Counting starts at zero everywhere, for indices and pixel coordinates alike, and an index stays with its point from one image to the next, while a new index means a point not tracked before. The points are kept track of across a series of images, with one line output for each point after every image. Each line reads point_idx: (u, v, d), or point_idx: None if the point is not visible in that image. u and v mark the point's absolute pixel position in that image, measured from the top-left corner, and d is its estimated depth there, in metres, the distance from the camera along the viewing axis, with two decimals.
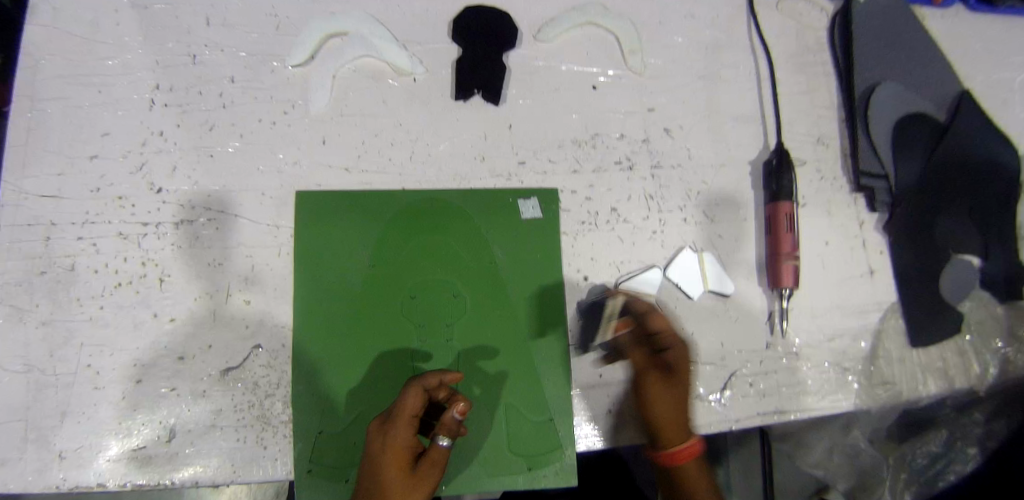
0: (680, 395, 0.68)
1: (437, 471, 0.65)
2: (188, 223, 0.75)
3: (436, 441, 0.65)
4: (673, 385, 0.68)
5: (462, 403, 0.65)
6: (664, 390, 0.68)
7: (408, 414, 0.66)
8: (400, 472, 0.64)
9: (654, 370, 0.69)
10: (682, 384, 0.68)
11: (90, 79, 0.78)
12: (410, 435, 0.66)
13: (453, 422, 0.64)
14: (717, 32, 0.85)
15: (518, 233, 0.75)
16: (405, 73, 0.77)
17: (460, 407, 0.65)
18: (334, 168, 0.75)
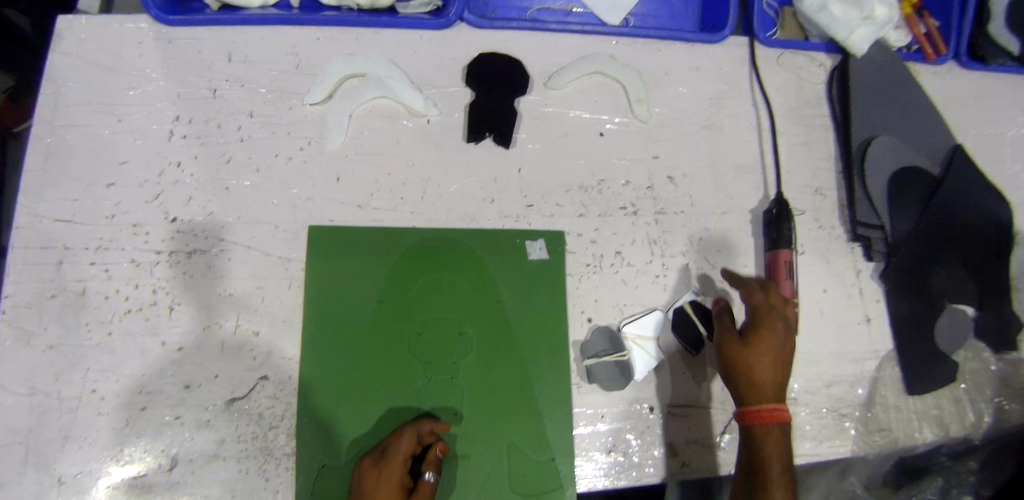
0: (757, 358, 0.68)
1: None
2: (200, 252, 0.76)
3: (424, 477, 0.68)
4: (749, 348, 0.69)
5: (443, 441, 0.70)
6: (740, 353, 0.69)
7: (401, 453, 0.68)
8: None
9: (733, 336, 0.71)
10: (761, 347, 0.69)
11: (111, 109, 0.80)
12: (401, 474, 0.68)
13: (437, 458, 0.69)
14: (720, 83, 0.89)
15: (525, 274, 0.77)
16: (420, 115, 0.80)
17: (442, 445, 0.70)
18: (347, 204, 0.77)
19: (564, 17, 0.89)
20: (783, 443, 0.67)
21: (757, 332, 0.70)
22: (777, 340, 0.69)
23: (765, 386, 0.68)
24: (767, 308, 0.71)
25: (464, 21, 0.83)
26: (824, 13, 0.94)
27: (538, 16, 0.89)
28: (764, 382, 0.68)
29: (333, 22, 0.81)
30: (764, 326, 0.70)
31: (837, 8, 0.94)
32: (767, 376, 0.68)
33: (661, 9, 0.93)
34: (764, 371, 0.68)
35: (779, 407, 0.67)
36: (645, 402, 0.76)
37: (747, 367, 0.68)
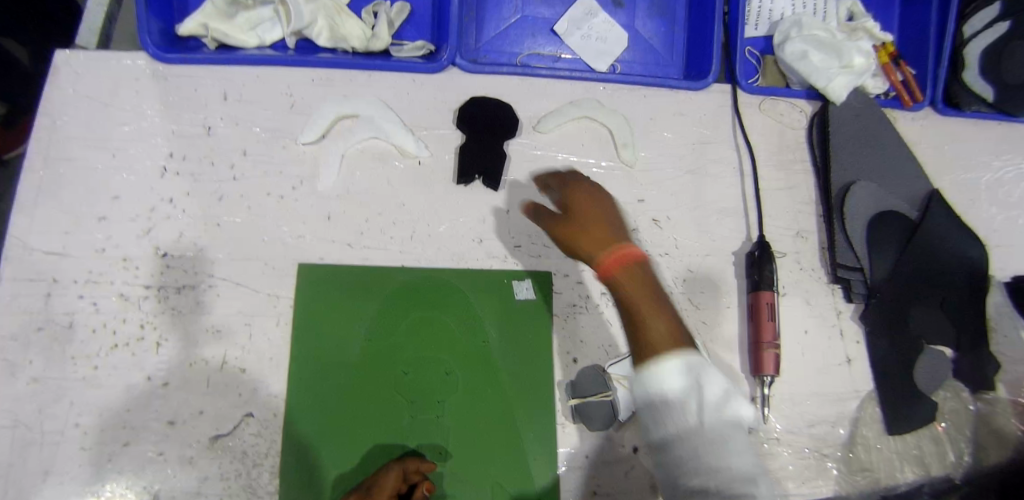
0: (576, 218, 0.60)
1: None
2: (189, 288, 0.77)
3: None
4: (566, 221, 0.61)
5: (430, 482, 0.71)
6: (562, 228, 0.61)
7: (386, 493, 0.68)
8: None
9: (551, 221, 0.62)
10: (576, 211, 0.61)
11: (105, 144, 0.81)
12: None
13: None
14: (704, 129, 0.92)
15: (511, 313, 0.78)
16: (411, 156, 0.81)
17: (429, 485, 0.70)
18: (337, 242, 0.78)
19: (553, 63, 0.93)
20: (649, 287, 0.56)
21: (567, 199, 0.62)
22: (589, 195, 0.61)
23: (603, 242, 0.58)
24: (565, 176, 0.64)
25: (456, 66, 0.86)
26: (803, 62, 0.97)
27: (527, 61, 0.93)
28: (595, 240, 0.58)
29: (328, 64, 0.83)
30: (572, 190, 0.62)
31: (816, 57, 0.97)
32: (597, 230, 0.59)
33: (647, 56, 0.96)
34: (593, 228, 0.59)
35: (622, 249, 0.57)
36: (629, 442, 0.77)
37: (572, 232, 0.60)
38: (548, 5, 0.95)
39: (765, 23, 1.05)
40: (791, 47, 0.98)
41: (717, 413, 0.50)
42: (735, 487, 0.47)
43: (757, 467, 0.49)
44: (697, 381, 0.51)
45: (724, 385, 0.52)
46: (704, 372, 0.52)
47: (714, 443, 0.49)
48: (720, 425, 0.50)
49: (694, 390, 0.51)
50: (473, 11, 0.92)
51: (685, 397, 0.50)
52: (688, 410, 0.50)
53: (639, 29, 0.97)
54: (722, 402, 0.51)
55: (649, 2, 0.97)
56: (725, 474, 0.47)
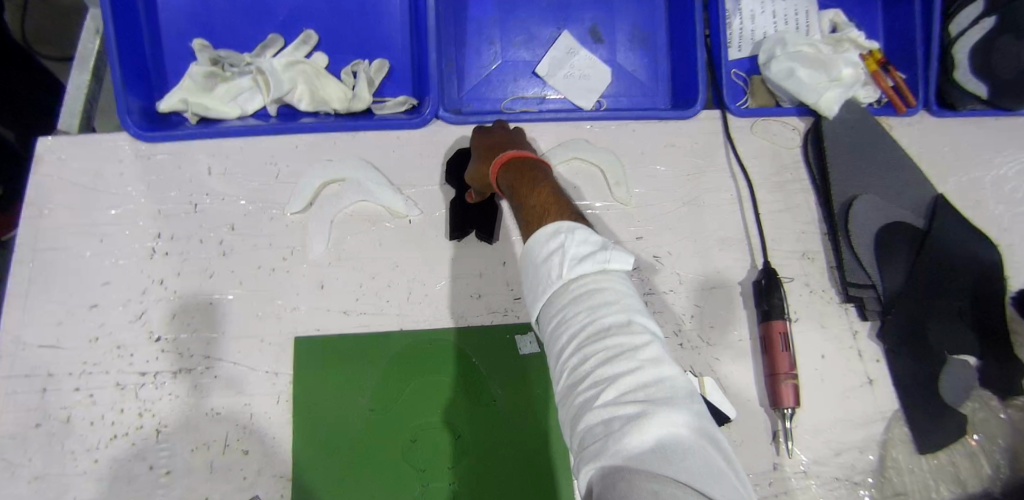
0: (481, 159, 0.74)
1: None
2: (185, 370, 0.75)
3: None
4: (476, 160, 0.74)
5: None
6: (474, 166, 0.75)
7: None
8: None
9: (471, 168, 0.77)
10: (480, 149, 0.75)
11: (93, 229, 0.80)
12: None
13: None
14: (696, 158, 0.90)
15: (516, 369, 0.75)
16: (401, 216, 0.80)
17: None
18: (333, 311, 0.76)
19: (538, 105, 0.93)
20: (533, 174, 0.67)
21: (477, 144, 0.76)
22: (495, 138, 0.75)
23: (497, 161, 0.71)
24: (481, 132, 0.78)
25: (440, 118, 0.85)
26: (792, 80, 0.96)
27: (511, 105, 0.92)
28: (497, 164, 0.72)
29: (311, 129, 0.82)
30: (481, 137, 0.76)
31: (804, 73, 0.96)
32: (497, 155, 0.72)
33: (631, 89, 0.96)
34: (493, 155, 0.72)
35: (513, 157, 0.70)
36: None
37: (479, 170, 0.74)
38: (528, 47, 0.94)
39: (749, 44, 1.03)
40: (776, 66, 0.97)
41: (586, 281, 0.54)
42: (607, 351, 0.50)
43: (638, 323, 0.52)
44: (563, 251, 0.56)
45: (596, 242, 0.56)
46: (574, 231, 0.57)
47: (586, 311, 0.53)
48: (590, 288, 0.54)
49: (561, 253, 0.56)
50: (453, 61, 0.92)
51: (555, 269, 0.56)
52: (558, 277, 0.55)
53: (622, 62, 0.96)
54: (593, 261, 0.55)
55: (629, 35, 0.97)
56: (600, 339, 0.51)
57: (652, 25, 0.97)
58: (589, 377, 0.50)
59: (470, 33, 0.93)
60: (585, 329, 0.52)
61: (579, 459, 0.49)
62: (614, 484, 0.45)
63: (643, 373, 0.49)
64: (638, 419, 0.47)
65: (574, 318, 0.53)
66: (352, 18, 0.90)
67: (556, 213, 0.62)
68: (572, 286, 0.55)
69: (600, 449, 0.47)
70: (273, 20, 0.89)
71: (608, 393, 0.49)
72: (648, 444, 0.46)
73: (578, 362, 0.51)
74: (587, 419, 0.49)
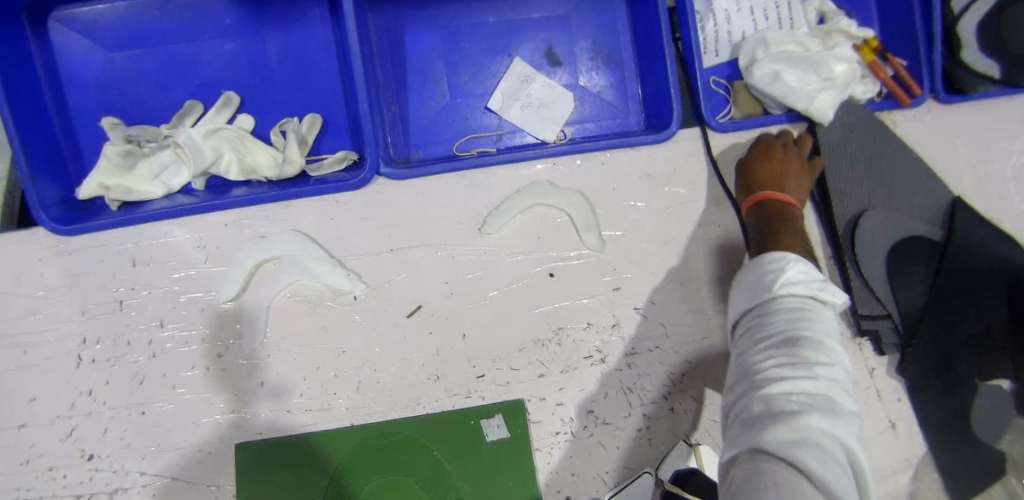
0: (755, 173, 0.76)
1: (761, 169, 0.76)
2: (122, 491, 0.68)
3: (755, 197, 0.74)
4: (759, 164, 0.76)
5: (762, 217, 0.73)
6: (772, 170, 0.76)
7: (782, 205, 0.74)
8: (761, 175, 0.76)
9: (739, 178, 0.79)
10: (790, 182, 0.76)
11: (14, 339, 0.73)
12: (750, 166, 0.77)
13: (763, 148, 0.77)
14: (677, 187, 0.79)
15: (483, 461, 0.66)
16: (344, 292, 0.71)
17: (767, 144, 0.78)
18: (276, 410, 0.68)
19: (495, 143, 0.83)
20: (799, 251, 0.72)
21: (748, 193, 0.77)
22: (783, 158, 0.77)
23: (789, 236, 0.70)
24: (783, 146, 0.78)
25: (382, 175, 0.75)
26: (778, 84, 0.85)
27: (465, 146, 0.83)
28: (779, 176, 0.75)
29: (242, 204, 0.73)
30: (777, 153, 0.77)
31: (790, 76, 0.85)
32: (784, 241, 0.70)
33: (598, 113, 0.85)
34: (783, 232, 0.71)
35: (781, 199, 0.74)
36: None
37: (765, 165, 0.76)
38: (476, 80, 0.84)
39: (726, 47, 0.92)
40: (760, 69, 0.86)
41: (772, 260, 0.65)
42: (794, 348, 0.57)
43: (823, 371, 0.55)
44: (782, 271, 0.63)
45: (812, 280, 0.62)
46: (790, 260, 0.64)
47: (759, 327, 0.61)
48: (797, 303, 0.61)
49: (779, 272, 0.63)
50: (394, 105, 0.82)
51: (767, 282, 0.64)
52: (779, 300, 0.62)
53: (585, 85, 0.86)
54: (816, 290, 0.62)
55: (590, 53, 0.86)
56: (769, 353, 0.58)
57: (615, 38, 0.87)
58: (767, 371, 0.57)
59: (410, 71, 0.83)
60: (767, 338, 0.59)
61: (756, 418, 0.54)
62: (760, 418, 0.54)
63: (813, 383, 0.54)
64: (796, 420, 0.52)
65: (774, 326, 0.60)
66: (277, 71, 0.81)
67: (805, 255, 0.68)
68: (757, 273, 0.65)
69: (773, 327, 0.60)
70: (190, 82, 0.80)
71: (770, 389, 0.55)
72: (799, 370, 0.55)
73: (762, 360, 0.58)
74: (772, 397, 0.55)
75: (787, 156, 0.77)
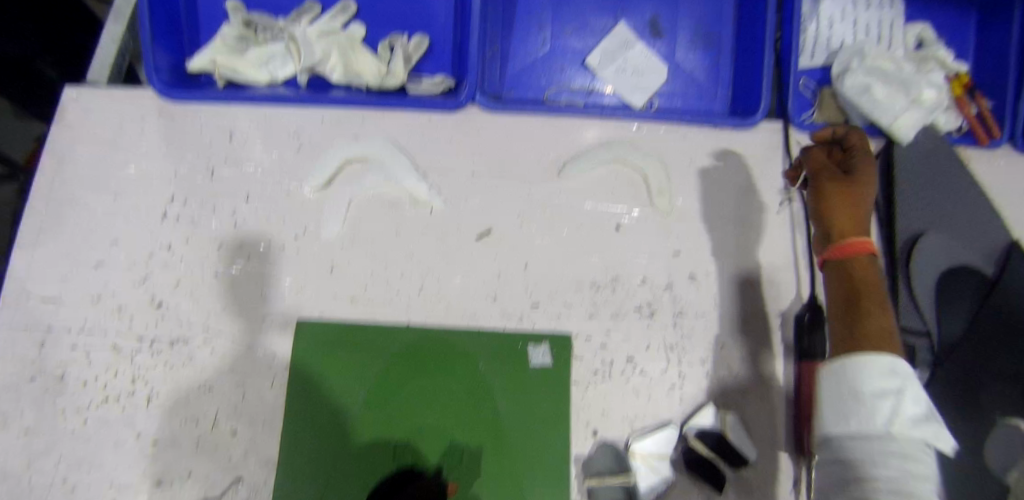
0: (836, 194, 0.68)
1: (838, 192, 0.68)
2: (182, 342, 0.72)
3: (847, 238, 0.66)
4: (841, 186, 0.68)
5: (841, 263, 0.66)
6: (846, 212, 0.67)
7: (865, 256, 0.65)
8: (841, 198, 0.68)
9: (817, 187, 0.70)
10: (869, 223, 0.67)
11: (107, 185, 0.77)
12: (829, 182, 0.69)
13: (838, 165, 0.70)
14: (751, 172, 0.81)
15: (524, 381, 0.70)
16: (422, 203, 0.75)
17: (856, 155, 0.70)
18: (340, 297, 0.72)
19: (583, 98, 0.86)
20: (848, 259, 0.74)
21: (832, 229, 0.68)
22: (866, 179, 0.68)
23: (888, 331, 0.61)
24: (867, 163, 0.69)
25: (476, 103, 0.78)
26: (866, 96, 0.87)
27: (555, 96, 0.86)
28: (856, 210, 0.67)
29: (341, 103, 0.77)
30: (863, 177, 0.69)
31: (880, 91, 0.87)
32: (865, 309, 0.63)
33: (687, 90, 0.87)
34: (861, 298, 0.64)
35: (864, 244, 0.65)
36: None
37: (844, 191, 0.68)
38: (580, 37, 0.87)
39: (823, 52, 0.94)
40: (851, 79, 0.88)
41: (889, 378, 0.57)
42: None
43: None
44: (902, 406, 0.55)
45: (929, 420, 0.56)
46: (906, 379, 0.57)
47: (868, 462, 0.55)
48: (914, 449, 0.54)
49: (893, 398, 0.56)
50: (498, 44, 0.85)
51: (882, 411, 0.56)
52: (889, 434, 0.55)
53: (680, 60, 0.88)
54: (933, 437, 0.55)
55: (691, 32, 0.88)
56: (856, 493, 0.54)
57: (718, 23, 0.89)
58: None
59: (520, 16, 0.87)
60: (880, 486, 0.53)
61: None
62: None
63: None
64: None
65: (891, 472, 0.53)
66: None
67: (877, 333, 0.61)
68: (866, 389, 0.57)
69: (887, 474, 0.53)
70: None
71: None
72: None
73: None
74: None
75: (869, 183, 0.68)
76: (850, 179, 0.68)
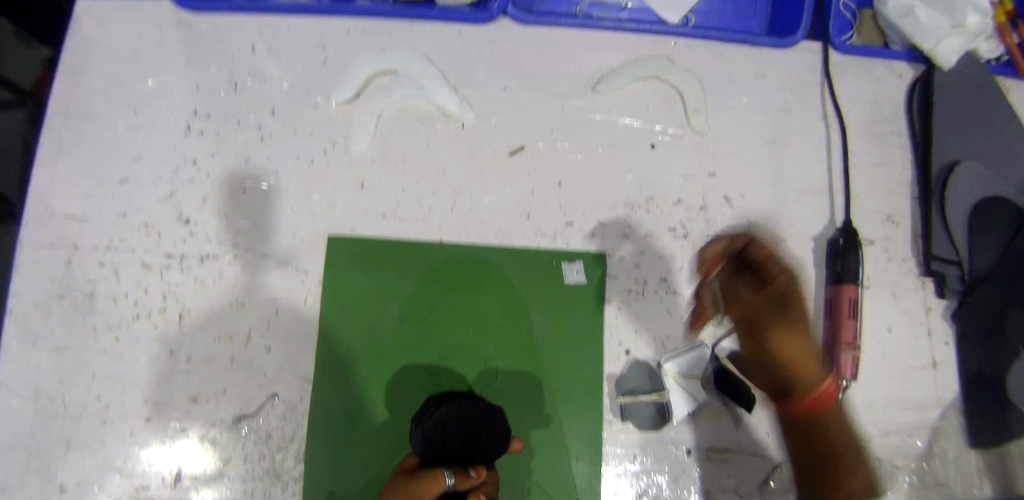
0: (781, 342, 0.60)
1: (791, 344, 0.60)
2: (212, 258, 0.71)
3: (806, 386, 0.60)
4: (782, 333, 0.60)
5: (799, 406, 0.60)
6: (793, 350, 0.60)
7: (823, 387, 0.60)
8: (783, 329, 0.60)
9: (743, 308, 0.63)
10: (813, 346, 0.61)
11: (127, 99, 0.75)
12: (777, 337, 0.61)
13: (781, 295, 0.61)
14: (789, 94, 0.79)
15: (559, 299, 0.70)
16: (454, 118, 0.73)
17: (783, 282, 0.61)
18: (371, 213, 0.71)
19: (617, 13, 0.82)
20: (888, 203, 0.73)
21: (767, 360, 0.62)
22: (806, 341, 0.60)
23: (873, 486, 0.61)
24: (784, 270, 0.62)
25: (508, 16, 0.75)
26: (909, 19, 0.82)
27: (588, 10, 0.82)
28: (806, 352, 0.60)
29: (368, 13, 0.74)
30: (790, 337, 0.60)
31: (925, 13, 0.81)
32: (834, 445, 0.60)
33: (724, 7, 0.83)
34: (829, 443, 0.60)
35: (825, 388, 0.59)
36: (683, 444, 0.69)
37: (788, 335, 0.60)
38: None
39: None
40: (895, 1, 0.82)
41: None
42: None
43: None
44: None
45: None
46: None
47: None
48: None
49: None
50: None
51: None
52: None
53: None
54: None
55: None
56: None
57: None
58: None
59: None
60: None
61: None
62: None
63: None
64: None
65: None
66: None
67: (853, 469, 0.60)
68: None
69: None
70: None
71: None
72: None
73: None
74: None
75: (805, 336, 0.60)
76: (794, 314, 0.60)
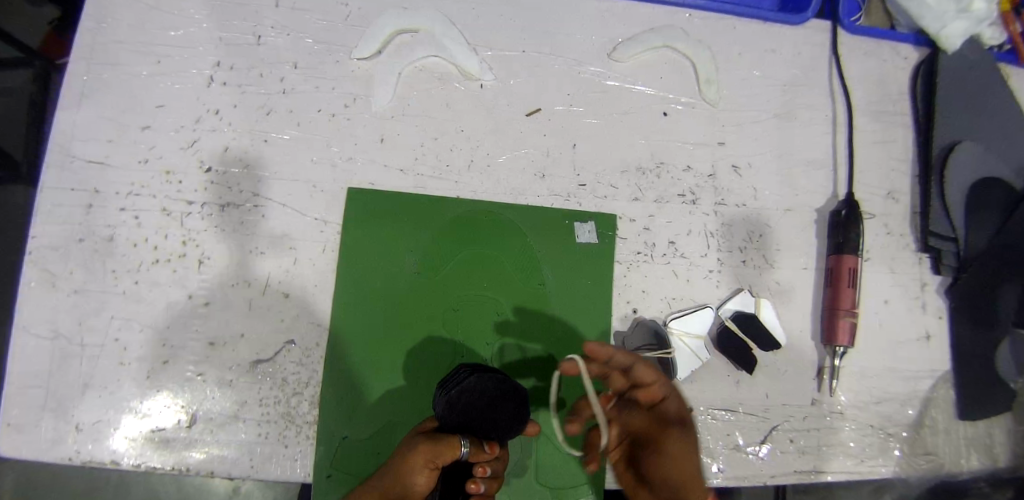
0: (663, 455, 0.65)
1: (670, 446, 0.64)
2: (232, 207, 0.73)
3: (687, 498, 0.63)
4: (662, 451, 0.65)
5: None
6: (678, 470, 0.64)
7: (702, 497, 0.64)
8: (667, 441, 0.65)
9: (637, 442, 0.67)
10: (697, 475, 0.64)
11: (149, 48, 0.76)
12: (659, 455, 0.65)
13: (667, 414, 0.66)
14: (799, 69, 0.81)
15: (570, 257, 0.73)
16: (473, 78, 0.75)
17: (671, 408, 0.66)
18: (390, 168, 0.73)
19: None
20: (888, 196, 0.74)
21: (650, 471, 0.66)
22: (689, 441, 0.64)
23: None
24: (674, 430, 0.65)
25: None
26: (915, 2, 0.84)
27: None
28: (689, 459, 0.64)
29: None
30: (677, 458, 0.64)
31: None
32: None
33: None
34: None
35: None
36: None
37: (672, 450, 0.64)
38: None
39: None
40: None
41: None
42: None
43: None
44: None
45: None
46: None
47: None
48: None
49: None
50: None
51: None
52: None
53: None
54: None
55: None
56: None
57: None
58: None
59: None
60: None
61: None
62: None
63: None
64: None
65: None
66: None
67: None
68: None
69: None
70: None
71: None
72: None
73: None
74: None
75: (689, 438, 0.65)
76: (680, 429, 0.65)
